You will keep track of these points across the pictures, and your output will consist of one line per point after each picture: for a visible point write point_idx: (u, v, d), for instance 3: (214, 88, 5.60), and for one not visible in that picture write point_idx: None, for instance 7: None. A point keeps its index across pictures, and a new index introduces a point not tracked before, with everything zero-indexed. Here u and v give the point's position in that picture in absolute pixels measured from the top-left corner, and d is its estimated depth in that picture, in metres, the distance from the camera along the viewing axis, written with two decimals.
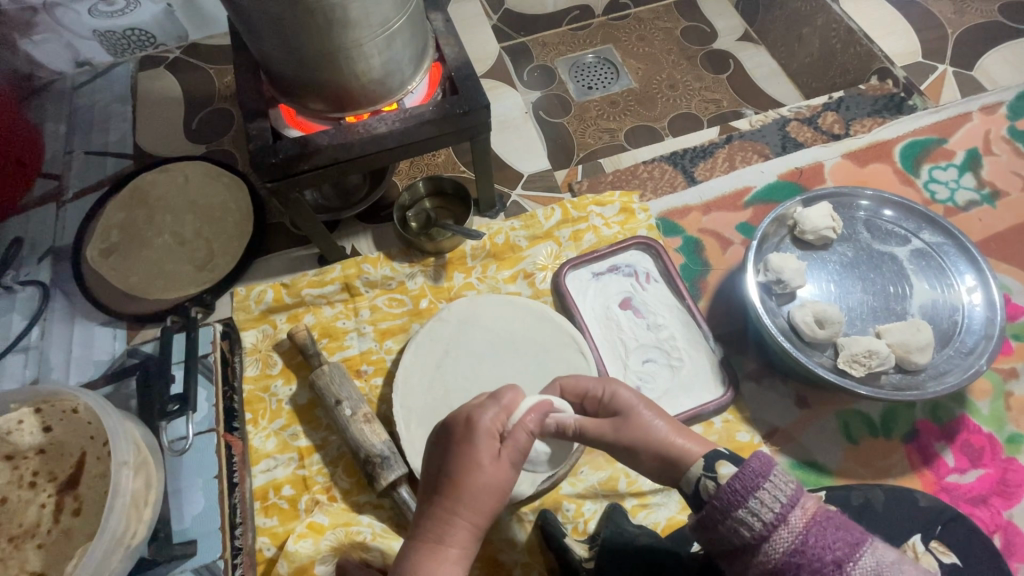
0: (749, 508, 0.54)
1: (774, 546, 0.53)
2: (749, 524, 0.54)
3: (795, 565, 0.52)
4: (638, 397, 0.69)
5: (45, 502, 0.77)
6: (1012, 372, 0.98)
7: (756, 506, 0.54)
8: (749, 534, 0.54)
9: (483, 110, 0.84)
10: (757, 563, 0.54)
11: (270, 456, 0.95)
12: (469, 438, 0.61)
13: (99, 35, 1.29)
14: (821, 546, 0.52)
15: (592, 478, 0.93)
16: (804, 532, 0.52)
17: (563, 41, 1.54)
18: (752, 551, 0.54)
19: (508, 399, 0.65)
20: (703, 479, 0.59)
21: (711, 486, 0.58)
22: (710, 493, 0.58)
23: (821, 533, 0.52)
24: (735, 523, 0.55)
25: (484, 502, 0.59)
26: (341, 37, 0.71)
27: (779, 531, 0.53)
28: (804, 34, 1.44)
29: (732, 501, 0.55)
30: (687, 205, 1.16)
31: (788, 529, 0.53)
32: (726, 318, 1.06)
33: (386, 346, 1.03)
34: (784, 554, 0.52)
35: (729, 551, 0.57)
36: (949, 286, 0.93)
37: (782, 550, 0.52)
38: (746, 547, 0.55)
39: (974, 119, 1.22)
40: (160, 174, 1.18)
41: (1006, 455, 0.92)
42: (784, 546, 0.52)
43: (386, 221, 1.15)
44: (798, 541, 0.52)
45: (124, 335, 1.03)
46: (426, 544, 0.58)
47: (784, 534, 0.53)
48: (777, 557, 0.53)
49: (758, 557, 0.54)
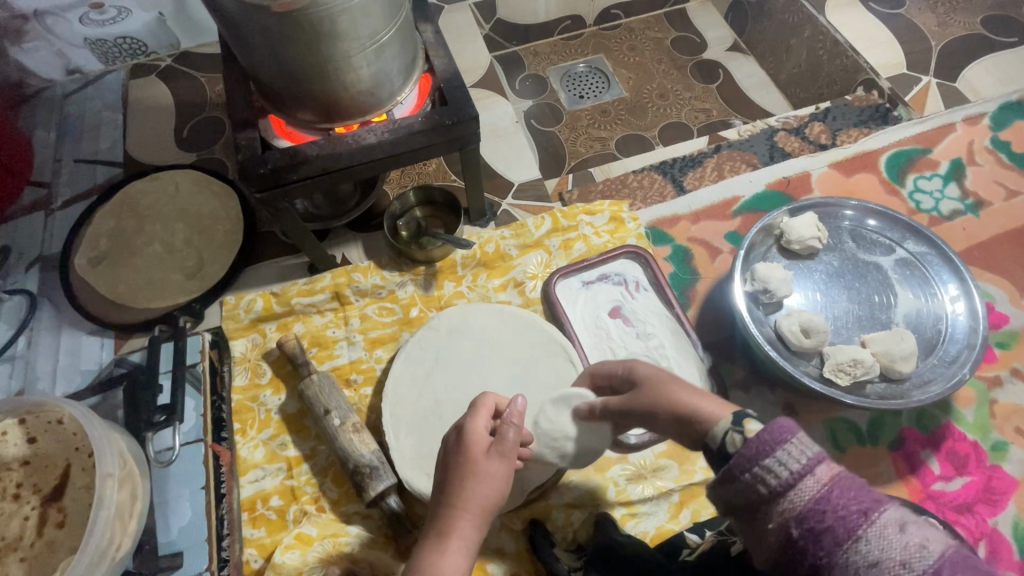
0: (776, 459, 0.47)
1: (798, 496, 0.46)
2: (774, 474, 0.47)
3: (818, 514, 0.45)
4: (661, 369, 0.65)
5: (29, 515, 0.76)
6: (997, 380, 0.99)
7: (782, 458, 0.47)
8: (771, 486, 0.47)
9: (471, 121, 0.84)
10: (780, 516, 0.47)
11: (259, 467, 0.94)
12: (463, 442, 0.65)
13: (91, 44, 1.29)
14: (847, 501, 0.45)
15: (581, 488, 0.93)
16: (829, 485, 0.46)
17: (554, 50, 1.58)
18: (775, 501, 0.47)
19: (487, 399, 0.69)
20: (731, 433, 0.53)
21: (738, 439, 0.52)
22: (737, 445, 0.51)
23: (849, 489, 0.46)
24: (760, 473, 0.48)
25: (489, 487, 0.62)
26: (330, 49, 0.72)
27: (805, 484, 0.46)
28: (792, 45, 1.46)
29: (759, 451, 0.48)
30: (675, 213, 1.17)
31: (814, 482, 0.46)
32: (716, 327, 1.06)
33: (376, 355, 1.03)
34: (810, 501, 0.46)
35: (748, 509, 0.49)
36: (932, 295, 0.94)
37: (805, 500, 0.46)
38: (767, 501, 0.48)
39: (957, 130, 1.24)
40: (150, 182, 1.17)
41: (992, 462, 0.93)
42: (809, 496, 0.46)
43: (377, 230, 1.15)
44: (823, 492, 0.46)
45: (112, 344, 1.03)
46: (431, 540, 0.60)
47: (810, 486, 0.46)
48: (802, 506, 0.46)
49: (781, 507, 0.47)
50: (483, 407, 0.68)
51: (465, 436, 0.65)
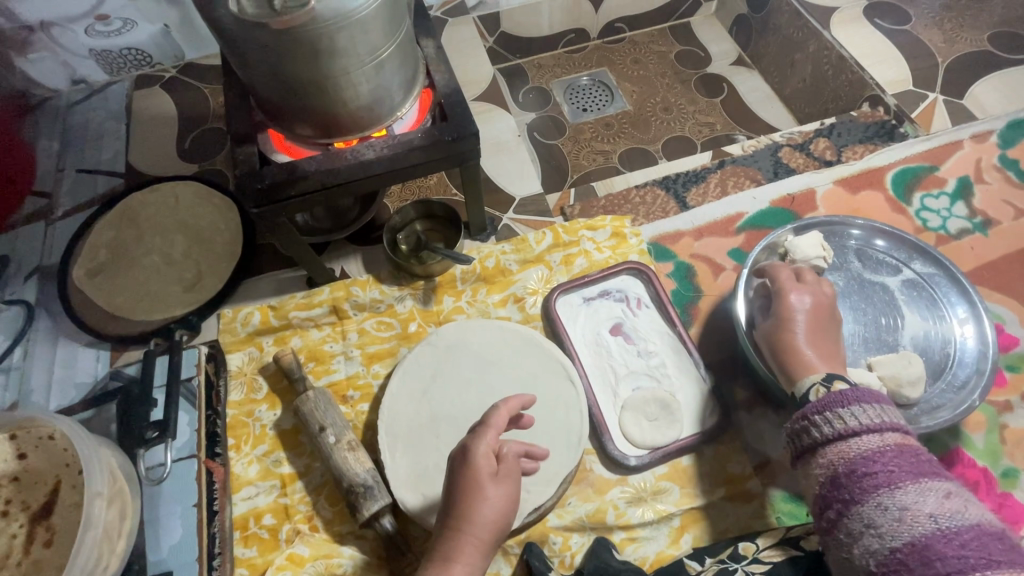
0: (850, 411, 0.65)
1: (857, 445, 0.63)
2: (841, 421, 0.65)
3: (870, 462, 0.62)
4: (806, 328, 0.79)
5: (16, 533, 0.75)
6: (1007, 405, 0.97)
7: (855, 413, 0.65)
8: (831, 431, 0.65)
9: (472, 138, 0.83)
10: (833, 459, 0.64)
11: (253, 484, 0.93)
12: (468, 463, 0.64)
13: (96, 54, 1.30)
14: (898, 459, 0.61)
15: (580, 511, 0.91)
16: (887, 445, 0.62)
17: (558, 63, 1.59)
18: (831, 446, 0.65)
19: (495, 420, 0.69)
20: (818, 386, 0.73)
21: (823, 391, 0.72)
22: (820, 395, 0.71)
23: (904, 453, 0.61)
24: (827, 421, 0.66)
25: (495, 513, 0.62)
26: (328, 65, 0.71)
27: (869, 437, 0.63)
28: (796, 60, 1.46)
29: (838, 401, 0.66)
30: (678, 229, 1.16)
31: (878, 437, 0.63)
32: (719, 346, 1.04)
33: (373, 370, 1.02)
34: (866, 448, 0.62)
35: (806, 448, 0.68)
36: (941, 317, 0.92)
37: (860, 450, 0.63)
38: (826, 444, 0.65)
39: (965, 147, 1.22)
40: (152, 193, 1.17)
41: (1002, 490, 0.91)
42: (866, 447, 0.63)
43: (377, 243, 1.14)
44: (879, 447, 0.62)
45: (107, 356, 1.02)
46: (435, 564, 0.60)
47: (873, 439, 0.63)
48: (858, 453, 0.63)
49: (837, 452, 0.64)
50: (491, 428, 0.67)
51: (471, 458, 0.64)
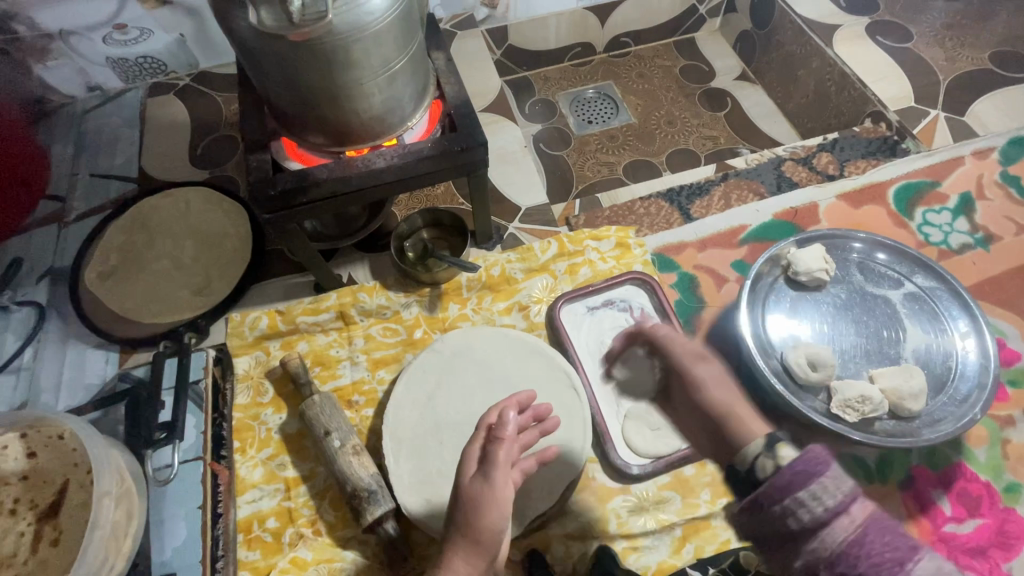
0: (811, 493, 0.54)
1: (832, 537, 0.53)
2: (808, 509, 0.54)
3: (852, 556, 0.52)
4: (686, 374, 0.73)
5: (24, 531, 0.76)
6: (1009, 420, 0.97)
7: (811, 496, 0.54)
8: (802, 522, 0.54)
9: (480, 148, 0.85)
10: (814, 554, 0.53)
11: (257, 487, 0.94)
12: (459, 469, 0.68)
13: (113, 62, 1.33)
14: (879, 543, 0.53)
15: (582, 518, 0.91)
16: (862, 529, 0.53)
17: (564, 76, 1.62)
18: (809, 539, 0.54)
19: (490, 419, 0.71)
20: (763, 458, 0.58)
21: (770, 467, 0.57)
22: (770, 471, 0.57)
23: (878, 532, 0.53)
24: (794, 506, 0.54)
25: (491, 518, 0.62)
26: (343, 76, 0.73)
27: (840, 522, 0.53)
28: (800, 76, 1.48)
29: (792, 482, 0.55)
30: (682, 241, 1.17)
31: (847, 522, 0.53)
32: (722, 356, 1.05)
33: (378, 376, 1.03)
34: (840, 541, 0.53)
35: (770, 537, 0.56)
36: (942, 331, 0.93)
37: (840, 542, 0.53)
38: (800, 534, 0.54)
39: (966, 164, 1.24)
40: (163, 199, 1.19)
41: (1005, 505, 0.91)
42: (843, 538, 0.53)
43: (384, 250, 1.15)
44: (855, 536, 0.53)
45: (117, 358, 1.03)
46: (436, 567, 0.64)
47: (845, 524, 0.53)
48: (835, 546, 0.53)
49: (814, 547, 0.53)
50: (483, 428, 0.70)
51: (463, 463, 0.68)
